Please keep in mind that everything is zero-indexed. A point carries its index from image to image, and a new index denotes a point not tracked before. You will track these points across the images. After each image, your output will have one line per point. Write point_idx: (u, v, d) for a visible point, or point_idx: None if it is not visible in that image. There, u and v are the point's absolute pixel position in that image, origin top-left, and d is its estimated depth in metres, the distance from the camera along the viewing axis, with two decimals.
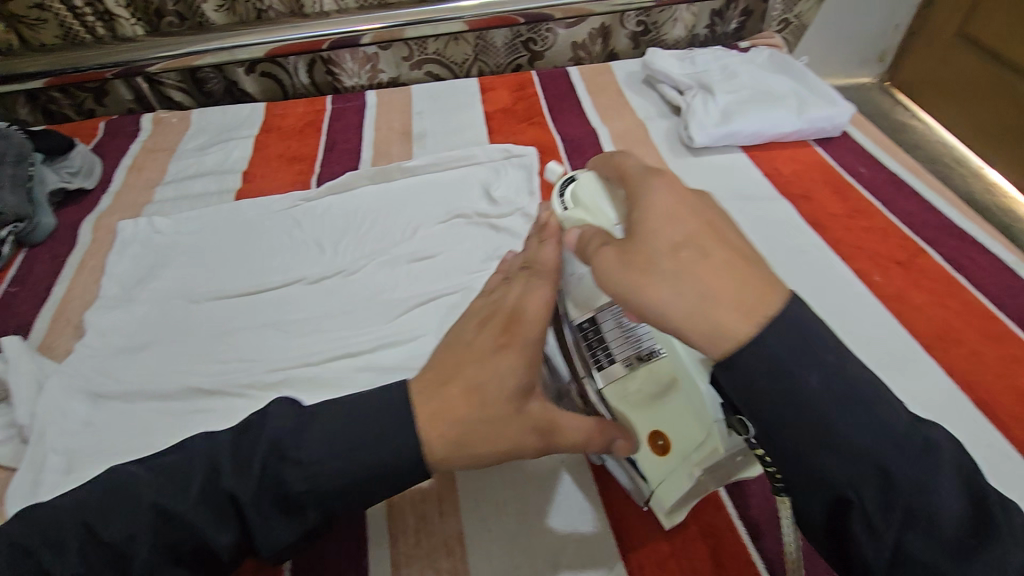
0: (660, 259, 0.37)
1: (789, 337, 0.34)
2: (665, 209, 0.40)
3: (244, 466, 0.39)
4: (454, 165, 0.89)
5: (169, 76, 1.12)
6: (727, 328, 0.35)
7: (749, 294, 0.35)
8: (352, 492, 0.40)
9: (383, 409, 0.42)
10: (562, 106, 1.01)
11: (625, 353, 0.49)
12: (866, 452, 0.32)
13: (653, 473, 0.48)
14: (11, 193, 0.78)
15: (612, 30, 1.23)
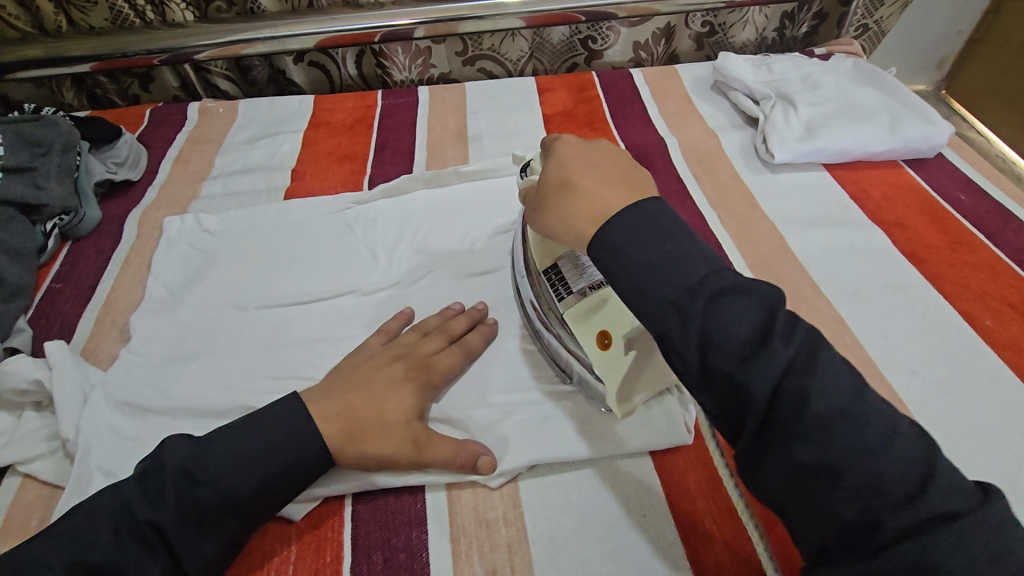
0: (554, 196, 0.48)
1: (631, 222, 0.43)
2: (569, 156, 0.50)
3: (181, 484, 0.44)
4: (513, 172, 0.83)
5: (216, 64, 1.08)
6: (579, 232, 0.45)
7: (604, 203, 0.45)
8: (268, 494, 0.46)
9: (278, 428, 0.47)
10: (627, 112, 0.96)
11: (578, 284, 0.55)
12: (667, 295, 0.39)
13: (597, 366, 0.51)
14: (57, 184, 0.74)
15: (676, 30, 1.16)
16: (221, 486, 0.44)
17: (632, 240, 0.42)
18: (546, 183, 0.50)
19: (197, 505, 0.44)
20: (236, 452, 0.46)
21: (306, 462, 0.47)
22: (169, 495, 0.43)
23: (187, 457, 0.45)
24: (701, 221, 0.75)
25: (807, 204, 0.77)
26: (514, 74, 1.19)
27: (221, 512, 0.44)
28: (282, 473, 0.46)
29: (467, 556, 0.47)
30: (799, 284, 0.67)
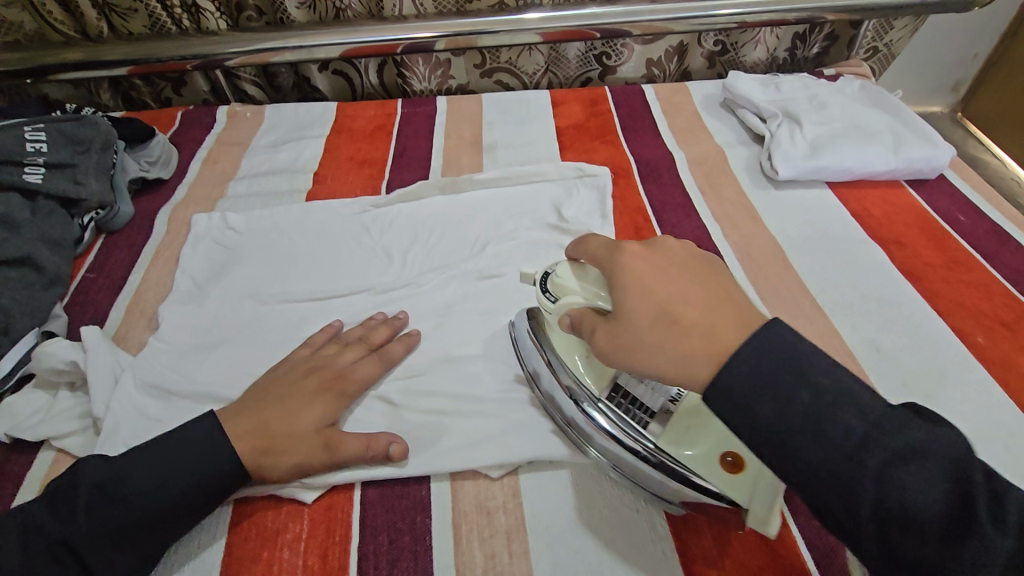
0: (648, 330, 0.43)
1: (765, 356, 0.39)
2: (646, 272, 0.46)
3: (96, 501, 0.47)
4: (524, 181, 0.86)
5: (246, 70, 1.13)
6: (692, 374, 0.41)
7: (713, 339, 0.41)
8: (180, 509, 0.49)
9: (191, 449, 0.50)
10: (637, 126, 0.99)
11: (658, 402, 0.51)
12: (783, 419, 0.38)
13: (737, 497, 0.45)
14: (96, 181, 0.79)
15: (688, 48, 1.19)
16: (135, 501, 0.47)
17: (730, 376, 0.39)
18: (632, 313, 0.44)
19: (111, 520, 0.47)
20: (152, 468, 0.49)
21: (219, 476, 0.50)
22: (83, 512, 0.46)
23: (104, 474, 0.48)
24: (704, 233, 0.78)
25: (809, 220, 0.79)
26: (530, 87, 1.23)
27: (132, 526, 0.47)
28: (195, 488, 0.49)
29: (468, 541, 0.50)
30: (797, 297, 0.69)
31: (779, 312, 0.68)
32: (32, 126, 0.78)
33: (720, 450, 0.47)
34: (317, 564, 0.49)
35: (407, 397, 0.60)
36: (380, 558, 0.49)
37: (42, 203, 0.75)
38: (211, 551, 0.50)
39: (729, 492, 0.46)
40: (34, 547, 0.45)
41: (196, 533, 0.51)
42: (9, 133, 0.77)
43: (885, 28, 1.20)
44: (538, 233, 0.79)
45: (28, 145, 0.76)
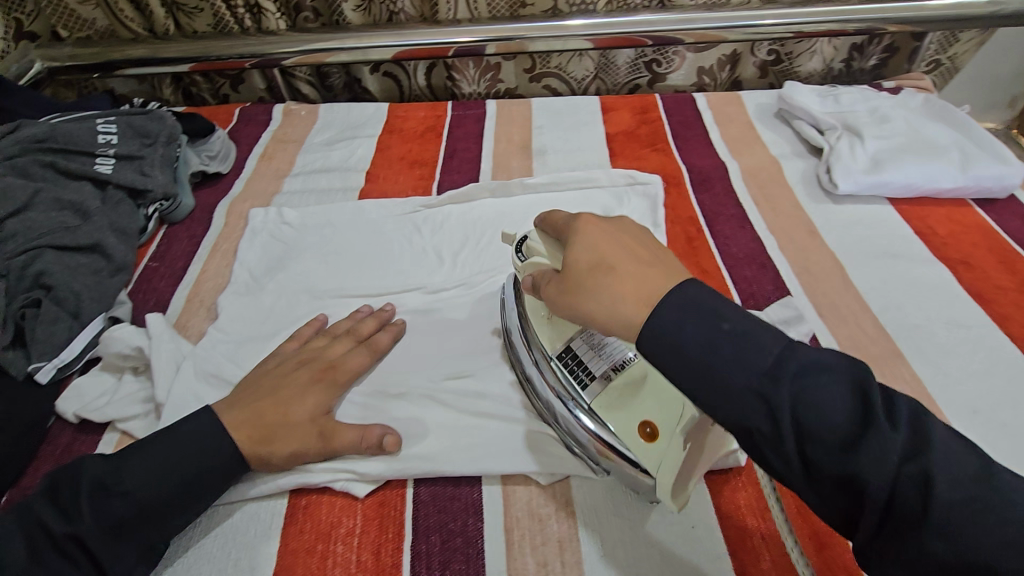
0: (585, 278, 0.43)
1: (685, 305, 0.39)
2: (597, 235, 0.45)
3: (100, 498, 0.47)
4: (575, 186, 0.86)
5: (301, 69, 1.16)
6: (626, 316, 0.41)
7: (647, 287, 0.41)
8: (180, 502, 0.49)
9: (186, 444, 0.51)
10: (688, 134, 0.98)
11: (601, 368, 0.53)
12: (742, 382, 0.37)
13: (651, 462, 0.47)
14: (161, 173, 0.81)
15: (741, 57, 1.17)
16: (137, 496, 0.48)
17: (678, 330, 0.39)
18: (574, 263, 0.44)
19: (116, 517, 0.47)
20: (152, 463, 0.49)
21: (221, 470, 0.51)
22: (86, 513, 0.46)
23: (102, 471, 0.48)
24: (760, 246, 0.76)
25: (868, 236, 0.77)
26: (578, 93, 1.23)
27: (136, 521, 0.48)
28: (195, 480, 0.50)
29: (520, 548, 0.50)
30: (856, 315, 0.67)
31: (839, 330, 0.66)
32: (105, 120, 0.82)
33: (640, 420, 0.49)
34: (371, 562, 0.49)
35: (458, 400, 0.60)
36: (432, 559, 0.49)
37: (111, 192, 0.77)
38: (267, 542, 0.51)
39: (644, 459, 0.48)
40: (38, 549, 0.45)
41: (252, 523, 0.52)
42: (83, 125, 0.80)
43: (949, 41, 1.17)
44: None
45: (101, 136, 0.81)
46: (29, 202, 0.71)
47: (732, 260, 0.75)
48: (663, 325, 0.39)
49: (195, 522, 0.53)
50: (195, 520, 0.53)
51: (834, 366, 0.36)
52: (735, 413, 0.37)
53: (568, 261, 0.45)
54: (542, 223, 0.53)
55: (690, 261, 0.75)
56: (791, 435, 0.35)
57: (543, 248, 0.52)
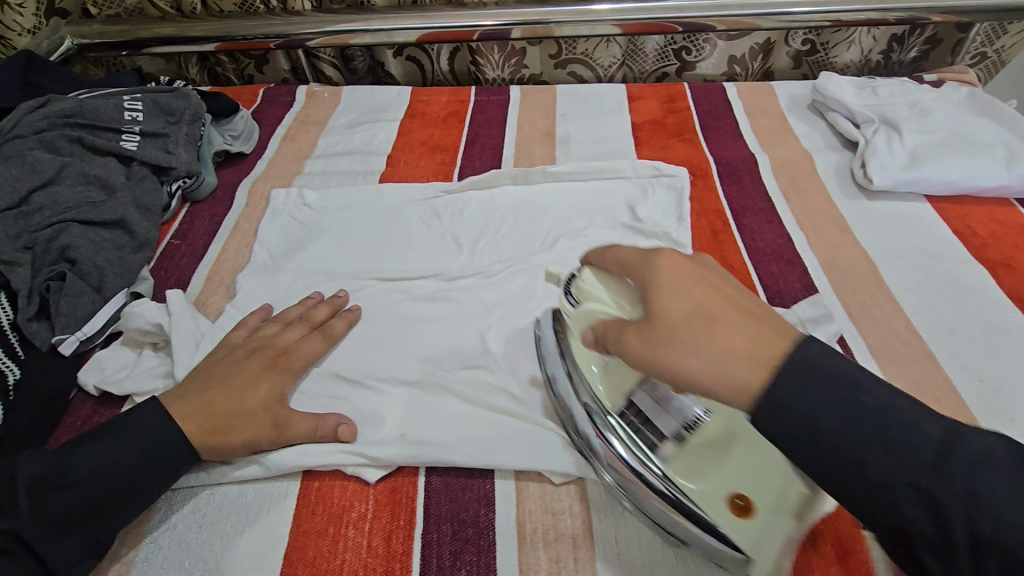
0: (683, 329, 0.40)
1: (795, 367, 0.38)
2: (682, 273, 0.43)
3: (40, 492, 0.47)
4: (598, 176, 0.84)
5: (326, 51, 1.16)
6: (743, 380, 0.38)
7: (757, 345, 0.39)
8: (128, 493, 0.49)
9: (130, 436, 0.51)
10: (717, 125, 0.95)
11: (672, 428, 0.50)
12: (832, 426, 0.36)
13: (746, 540, 0.45)
14: (184, 151, 0.82)
15: (775, 46, 1.14)
16: (82, 489, 0.48)
17: (785, 384, 0.38)
18: (666, 309, 0.42)
19: (58, 511, 0.47)
20: (97, 456, 0.49)
21: (169, 457, 0.51)
22: (27, 507, 0.46)
23: (43, 466, 0.48)
24: (788, 242, 0.74)
25: (904, 234, 0.74)
26: (604, 80, 1.20)
27: (80, 514, 0.47)
28: (139, 470, 0.50)
29: (532, 542, 0.49)
30: (888, 316, 0.65)
31: (868, 332, 0.63)
32: (131, 97, 0.83)
33: (730, 490, 0.46)
34: (381, 547, 0.49)
35: (473, 389, 0.59)
36: (443, 548, 0.49)
37: (136, 168, 0.78)
38: (277, 523, 0.51)
39: (738, 534, 0.45)
40: None
41: (265, 504, 0.52)
42: (110, 101, 0.80)
43: (997, 33, 1.11)
44: (610, 231, 0.77)
45: (126, 113, 0.81)
46: (55, 176, 0.72)
47: (759, 255, 0.72)
48: (778, 390, 0.38)
49: (210, 500, 0.53)
50: (207, 499, 0.53)
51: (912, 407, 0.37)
52: (820, 455, 0.37)
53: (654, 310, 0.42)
54: (600, 262, 0.50)
55: (714, 255, 0.73)
56: (883, 483, 0.35)
57: (602, 292, 0.49)
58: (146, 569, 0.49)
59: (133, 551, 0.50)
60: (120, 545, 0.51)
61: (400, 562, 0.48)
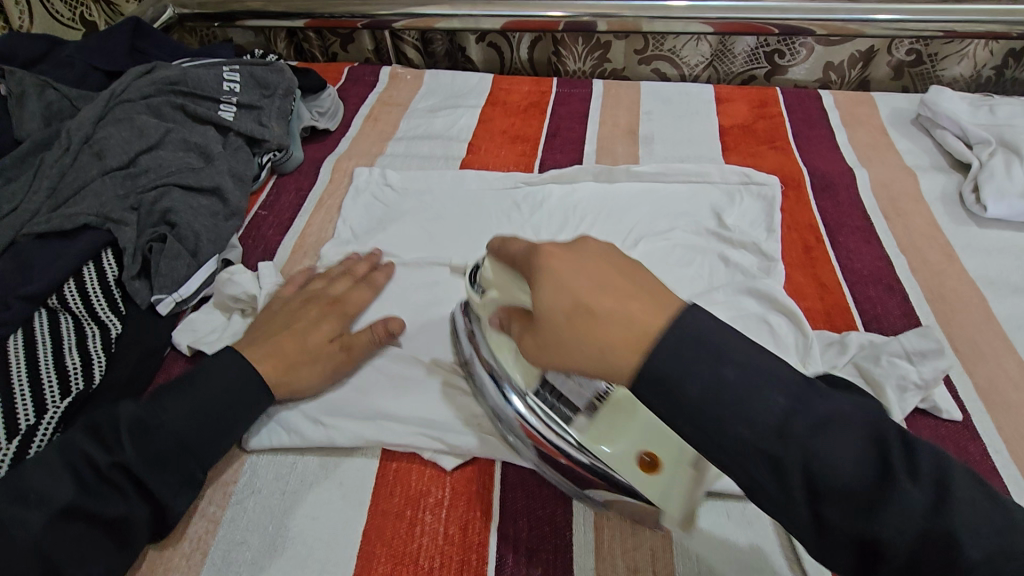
0: (560, 319, 0.37)
1: (683, 344, 0.35)
2: (567, 268, 0.38)
3: (139, 434, 0.48)
4: (684, 179, 0.81)
5: (410, 33, 1.16)
6: (613, 363, 0.36)
7: (633, 326, 0.35)
8: (217, 435, 0.52)
9: (218, 385, 0.53)
10: (812, 134, 0.90)
11: (585, 397, 0.50)
12: (847, 469, 0.32)
13: (653, 496, 0.46)
14: (277, 125, 0.84)
15: (877, 55, 1.07)
16: (179, 431, 0.50)
17: (692, 385, 0.34)
18: (547, 311, 0.38)
19: (155, 447, 0.49)
20: (187, 402, 0.51)
21: (253, 406, 0.54)
22: (127, 442, 0.48)
23: (139, 409, 0.50)
24: (887, 265, 0.70)
25: (1018, 268, 0.69)
26: (688, 79, 1.15)
27: (177, 454, 0.49)
28: (226, 413, 0.53)
29: (609, 548, 0.48)
30: (998, 354, 0.61)
31: (975, 369, 0.59)
32: (230, 69, 0.85)
33: (635, 449, 0.48)
34: (457, 536, 0.49)
35: None
36: (519, 544, 0.49)
37: (232, 138, 0.80)
38: (358, 498, 0.52)
39: (648, 493, 0.46)
40: (83, 479, 0.46)
41: (344, 477, 0.54)
42: (211, 72, 0.83)
43: None
44: (694, 236, 0.74)
45: (225, 84, 0.84)
46: (161, 140, 0.75)
47: (855, 277, 0.69)
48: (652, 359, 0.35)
49: (293, 468, 0.55)
50: (291, 465, 0.55)
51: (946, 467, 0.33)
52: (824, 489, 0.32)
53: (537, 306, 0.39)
54: (494, 249, 0.48)
55: (806, 271, 0.70)
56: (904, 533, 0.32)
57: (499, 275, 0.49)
58: (231, 529, 0.51)
59: (221, 510, 0.52)
60: (208, 503, 0.53)
61: (476, 553, 0.49)
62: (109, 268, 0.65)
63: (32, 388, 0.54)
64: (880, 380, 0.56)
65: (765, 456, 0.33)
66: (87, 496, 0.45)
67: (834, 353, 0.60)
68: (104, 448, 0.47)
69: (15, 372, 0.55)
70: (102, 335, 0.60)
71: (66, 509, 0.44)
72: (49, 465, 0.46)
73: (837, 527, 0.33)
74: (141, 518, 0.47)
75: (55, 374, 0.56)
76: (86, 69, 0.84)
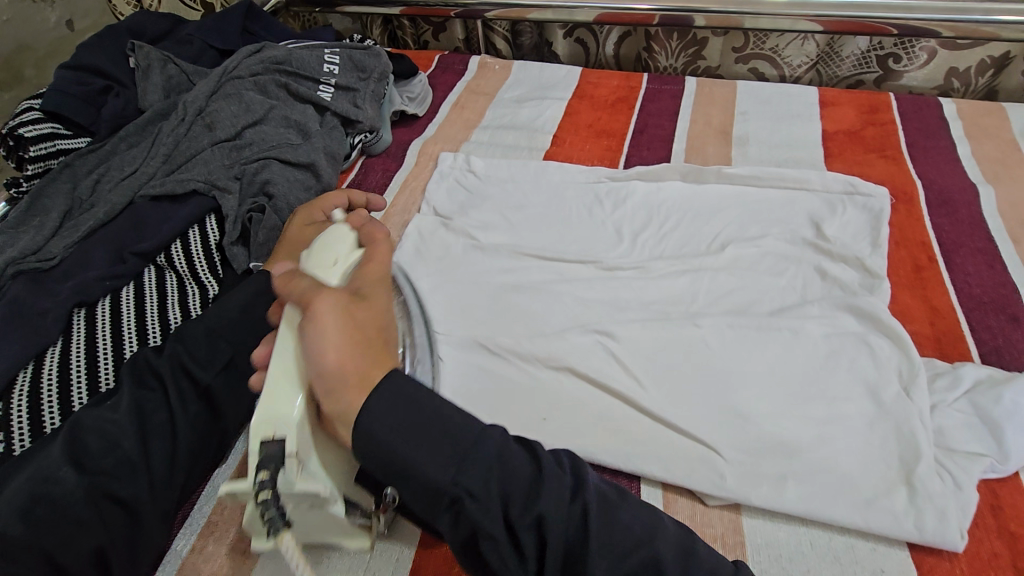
0: (370, 333, 0.40)
1: (439, 408, 0.39)
2: (382, 304, 0.43)
3: (181, 336, 0.53)
4: (779, 185, 0.77)
5: (501, 24, 1.16)
6: (349, 379, 0.39)
7: (378, 370, 0.39)
8: (250, 321, 0.55)
9: (246, 281, 0.57)
10: (928, 144, 0.83)
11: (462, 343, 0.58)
12: (450, 463, 0.37)
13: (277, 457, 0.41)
14: (371, 107, 0.86)
15: (1012, 62, 0.97)
16: (217, 322, 0.54)
17: (416, 405, 0.39)
18: (370, 317, 0.41)
19: (193, 335, 0.53)
20: (222, 301, 0.55)
21: (268, 290, 0.57)
22: (172, 339, 0.53)
23: (183, 325, 0.54)
24: (1012, 293, 0.63)
25: None
26: (789, 80, 1.09)
27: (212, 339, 0.53)
28: (249, 299, 0.56)
29: None
30: None
31: None
32: (331, 51, 0.89)
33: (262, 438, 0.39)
34: None
35: (630, 390, 0.56)
36: None
37: (329, 118, 0.83)
38: None
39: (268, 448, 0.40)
40: (141, 378, 0.51)
41: None
42: (313, 53, 0.87)
43: None
44: (788, 245, 0.69)
45: (326, 65, 0.87)
46: (265, 116, 0.79)
47: (972, 303, 0.62)
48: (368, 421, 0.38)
49: None
50: None
51: (580, 491, 0.38)
52: (422, 480, 0.37)
53: (365, 301, 0.42)
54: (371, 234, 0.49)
55: (915, 293, 0.64)
56: (475, 520, 0.36)
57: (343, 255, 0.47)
58: None
59: None
60: None
61: None
62: (211, 232, 0.69)
63: (138, 335, 0.59)
64: (999, 419, 0.51)
65: (386, 456, 0.38)
66: (148, 390, 0.50)
67: (943, 385, 0.54)
68: (155, 350, 0.53)
69: (127, 322, 0.59)
70: (201, 294, 0.64)
71: (131, 399, 0.49)
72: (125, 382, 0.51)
73: (431, 491, 0.37)
74: (193, 408, 0.51)
75: (159, 326, 0.60)
76: (203, 47, 0.90)
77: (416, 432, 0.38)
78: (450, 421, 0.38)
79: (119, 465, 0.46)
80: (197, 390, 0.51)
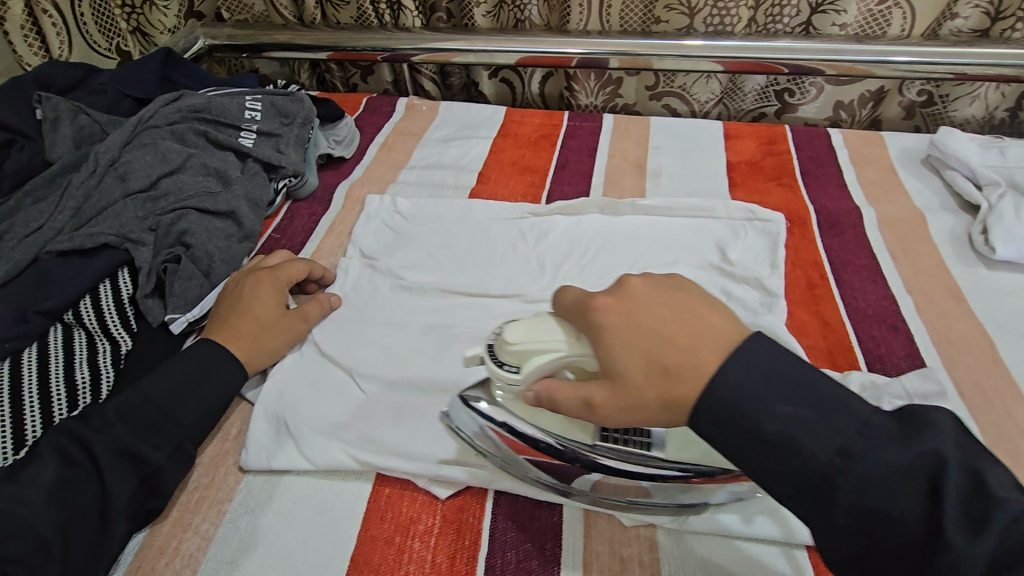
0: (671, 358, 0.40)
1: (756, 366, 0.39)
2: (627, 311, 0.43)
3: (121, 415, 0.52)
4: (688, 213, 0.82)
5: (427, 67, 1.19)
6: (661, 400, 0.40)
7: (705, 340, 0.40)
8: (198, 399, 0.56)
9: (199, 356, 0.58)
10: (819, 172, 0.91)
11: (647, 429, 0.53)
12: (846, 431, 0.37)
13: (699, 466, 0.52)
14: (294, 152, 0.87)
15: (888, 95, 1.08)
16: (162, 401, 0.54)
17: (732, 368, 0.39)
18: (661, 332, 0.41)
19: (137, 415, 0.53)
20: (171, 378, 0.55)
21: (223, 371, 0.58)
22: (107, 415, 0.52)
23: (126, 400, 0.53)
24: (894, 306, 0.69)
25: None
26: (699, 115, 1.17)
27: (162, 420, 0.53)
28: (200, 376, 0.56)
29: None
30: (1007, 401, 0.60)
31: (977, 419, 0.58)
32: (252, 98, 0.89)
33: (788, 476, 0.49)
34: (445, 565, 0.50)
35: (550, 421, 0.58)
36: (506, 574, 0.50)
37: (251, 164, 0.84)
38: (349, 524, 0.53)
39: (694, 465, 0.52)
40: (68, 457, 0.50)
41: (336, 498, 0.55)
42: (234, 100, 0.87)
43: None
44: (696, 271, 0.74)
45: (247, 112, 0.87)
46: (183, 165, 0.78)
47: (860, 316, 0.68)
48: (789, 426, 0.37)
49: (287, 490, 0.55)
50: (285, 489, 0.56)
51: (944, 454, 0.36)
52: (805, 438, 0.37)
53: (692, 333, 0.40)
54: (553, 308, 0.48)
55: (810, 309, 0.69)
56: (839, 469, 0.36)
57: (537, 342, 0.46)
58: (222, 549, 0.51)
59: (215, 528, 0.53)
60: (202, 520, 0.53)
61: None
62: (124, 287, 0.67)
63: (43, 399, 0.56)
64: None
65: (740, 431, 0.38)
66: (71, 468, 0.49)
67: None
68: (75, 422, 0.52)
69: (30, 386, 0.56)
70: (113, 351, 0.62)
71: (57, 480, 0.48)
72: (37, 457, 0.50)
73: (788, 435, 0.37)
74: (130, 488, 0.50)
75: (65, 389, 0.58)
76: (118, 97, 0.88)
77: (766, 387, 0.38)
78: (834, 400, 0.38)
79: (31, 551, 0.44)
80: (141, 470, 0.51)
